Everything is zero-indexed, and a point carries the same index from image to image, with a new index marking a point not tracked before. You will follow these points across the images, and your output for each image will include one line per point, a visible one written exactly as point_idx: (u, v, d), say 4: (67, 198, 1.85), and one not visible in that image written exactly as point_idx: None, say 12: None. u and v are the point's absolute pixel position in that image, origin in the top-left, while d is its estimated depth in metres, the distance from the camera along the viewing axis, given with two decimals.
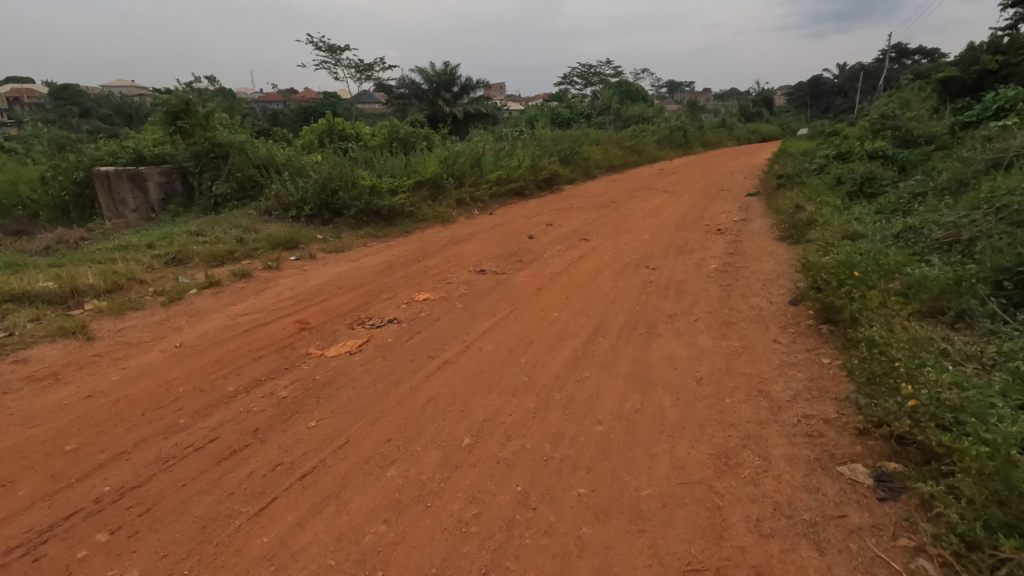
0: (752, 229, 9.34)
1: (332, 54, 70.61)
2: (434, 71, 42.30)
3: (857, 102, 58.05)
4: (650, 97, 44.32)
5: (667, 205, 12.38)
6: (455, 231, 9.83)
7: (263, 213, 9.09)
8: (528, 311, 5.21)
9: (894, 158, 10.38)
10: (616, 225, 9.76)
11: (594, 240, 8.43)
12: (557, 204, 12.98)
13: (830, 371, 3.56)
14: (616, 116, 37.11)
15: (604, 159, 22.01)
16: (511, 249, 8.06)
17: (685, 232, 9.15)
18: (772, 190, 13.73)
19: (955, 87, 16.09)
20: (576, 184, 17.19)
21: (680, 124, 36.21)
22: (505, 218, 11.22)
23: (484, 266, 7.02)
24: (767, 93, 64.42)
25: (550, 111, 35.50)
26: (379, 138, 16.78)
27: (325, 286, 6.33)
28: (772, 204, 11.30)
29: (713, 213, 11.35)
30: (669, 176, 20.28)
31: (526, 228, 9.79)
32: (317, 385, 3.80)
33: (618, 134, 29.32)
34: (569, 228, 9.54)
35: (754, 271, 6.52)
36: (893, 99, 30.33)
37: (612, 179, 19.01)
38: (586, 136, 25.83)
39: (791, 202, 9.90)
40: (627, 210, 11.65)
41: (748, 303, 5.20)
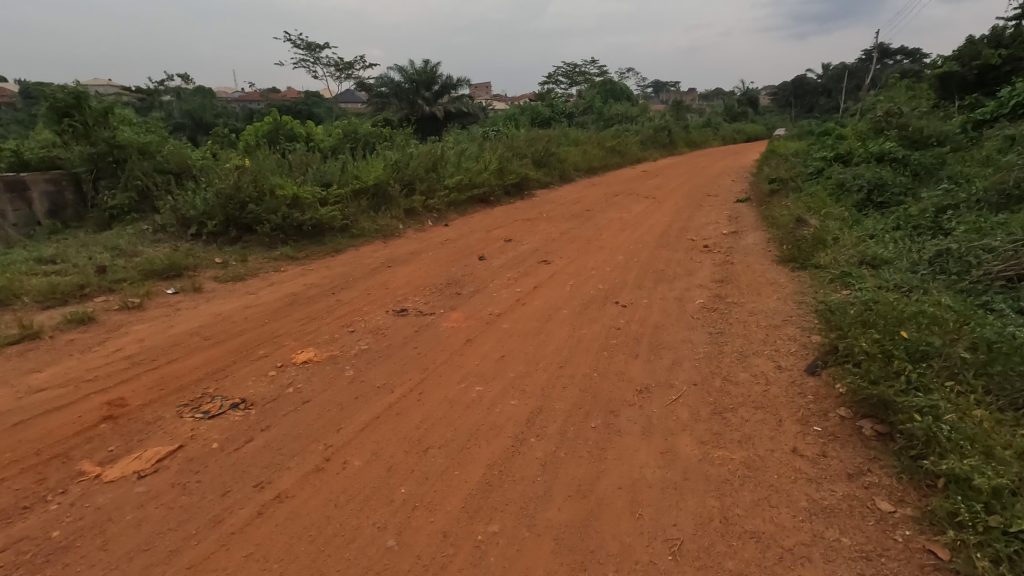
0: (746, 245, 7.94)
1: (310, 51, 68.35)
2: (412, 69, 40.72)
3: (842, 102, 57.25)
4: (633, 95, 42.90)
5: (648, 214, 10.97)
6: (397, 248, 8.31)
7: (157, 229, 7.51)
8: (441, 381, 3.71)
9: (904, 161, 9.06)
10: (585, 241, 8.31)
11: (555, 263, 6.97)
12: (524, 214, 11.52)
13: (900, 541, 2.14)
14: (598, 116, 35.71)
15: (583, 160, 20.53)
16: (452, 275, 6.56)
17: (667, 250, 7.72)
18: (763, 195, 12.37)
19: (955, 83, 14.79)
20: (550, 188, 15.74)
21: (663, 123, 34.83)
22: (460, 232, 9.71)
23: (410, 301, 5.52)
24: (752, 92, 63.68)
25: (530, 110, 33.96)
26: (332, 138, 15.15)
27: (190, 334, 4.79)
28: (766, 214, 9.92)
29: (699, 224, 9.94)
30: (651, 180, 18.88)
31: (480, 245, 8.30)
32: (39, 558, 2.28)
33: (599, 134, 27.87)
34: (529, 245, 8.06)
35: (753, 307, 5.08)
36: (882, 98, 29.16)
37: (590, 183, 17.56)
38: (565, 136, 24.33)
39: (790, 213, 8.54)
40: (601, 221, 10.21)
41: (750, 369, 3.74)
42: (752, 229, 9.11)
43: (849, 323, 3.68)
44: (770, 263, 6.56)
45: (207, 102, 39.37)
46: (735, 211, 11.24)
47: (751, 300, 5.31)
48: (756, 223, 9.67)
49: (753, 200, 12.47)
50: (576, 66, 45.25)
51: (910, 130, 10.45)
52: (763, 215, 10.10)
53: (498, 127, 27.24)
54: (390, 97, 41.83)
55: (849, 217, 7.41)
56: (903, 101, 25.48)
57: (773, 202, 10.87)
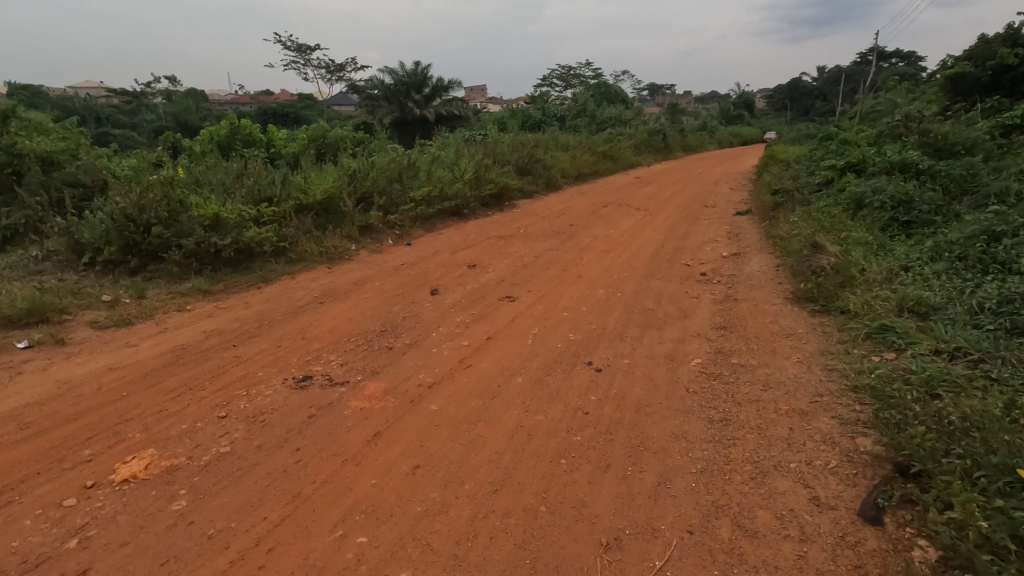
0: (751, 272, 6.75)
1: (301, 53, 67.06)
2: (403, 71, 39.66)
3: (839, 105, 56.29)
4: (627, 98, 41.78)
5: (638, 230, 9.78)
6: (339, 277, 7.07)
7: (44, 257, 6.26)
8: (309, 527, 2.48)
9: (931, 173, 7.90)
10: (562, 267, 7.10)
11: (521, 299, 5.75)
12: (500, 230, 10.30)
13: None
14: (591, 119, 34.61)
15: (572, 167, 19.35)
16: (392, 317, 5.33)
17: (657, 280, 6.52)
18: (766, 208, 11.18)
19: (968, 84, 13.59)
20: (534, 199, 14.55)
21: (657, 127, 33.67)
22: (421, 253, 8.48)
23: (323, 360, 4.29)
24: (748, 95, 62.71)
25: (520, 113, 32.81)
26: (298, 145, 13.91)
27: (7, 419, 3.55)
28: (771, 232, 8.72)
29: (696, 243, 8.75)
30: (644, 188, 17.66)
31: (436, 273, 7.07)
32: None
33: (591, 138, 26.72)
34: (495, 273, 6.83)
35: (765, 373, 3.86)
36: (883, 102, 28.03)
37: (579, 192, 16.36)
38: (554, 140, 23.17)
39: (803, 232, 7.36)
40: (583, 239, 8.99)
41: (773, 501, 2.51)
42: (756, 251, 7.92)
43: (933, 445, 2.49)
44: (784, 301, 5.36)
45: (191, 104, 38.13)
46: (736, 227, 10.05)
47: (762, 359, 4.09)
48: (760, 242, 8.46)
49: (754, 213, 11.29)
50: (570, 69, 44.03)
51: (931, 136, 9.27)
52: (768, 232, 8.92)
53: (485, 131, 26.10)
54: (381, 100, 40.65)
55: (874, 241, 6.24)
56: (907, 104, 24.34)
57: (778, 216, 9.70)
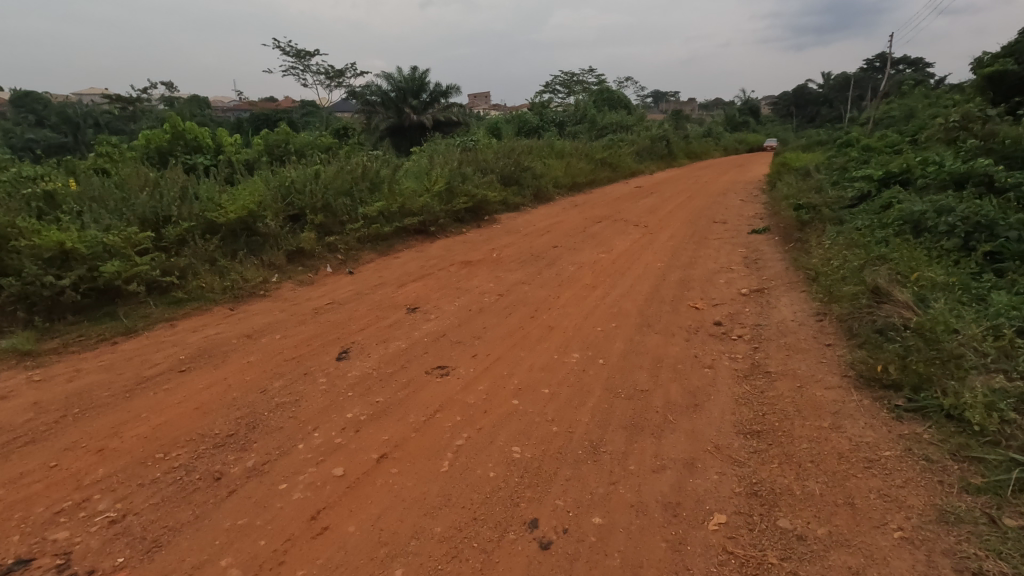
0: (785, 321, 5.03)
1: (298, 58, 65.81)
2: (401, 77, 38.10)
3: (848, 111, 54.51)
4: (630, 104, 40.20)
5: (635, 255, 8.06)
6: (236, 325, 5.38)
7: None
8: None
9: (1010, 189, 6.18)
10: (529, 312, 5.39)
11: (457, 371, 4.03)
12: (468, 253, 8.62)
13: None
14: (591, 126, 33.03)
15: (566, 176, 17.62)
16: (258, 407, 3.61)
17: (654, 335, 4.79)
18: (789, 227, 9.45)
19: (1009, 85, 11.72)
20: (519, 213, 12.88)
21: (660, 133, 31.94)
22: (360, 286, 6.79)
23: (89, 508, 2.59)
24: (753, 102, 61.14)
25: (516, 119, 31.16)
26: (253, 153, 12.27)
27: None
28: (802, 262, 6.98)
29: (705, 275, 7.02)
30: (644, 200, 15.93)
31: (364, 319, 5.37)
32: None
33: (590, 145, 25.04)
34: (437, 322, 5.11)
35: (846, 567, 2.14)
36: (900, 107, 26.23)
37: (571, 205, 14.64)
38: (549, 147, 21.48)
39: (851, 268, 5.66)
40: (565, 268, 7.27)
41: None
42: (784, 288, 6.21)
43: None
44: (845, 380, 3.65)
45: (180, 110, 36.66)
46: (755, 252, 8.33)
47: (835, 523, 2.37)
48: (788, 275, 6.73)
49: (774, 234, 9.57)
50: (574, 75, 42.41)
51: (998, 139, 7.51)
52: (796, 260, 7.20)
53: (477, 137, 24.46)
54: (376, 106, 39.11)
55: (959, 285, 4.51)
56: (928, 110, 22.57)
57: (809, 238, 7.96)
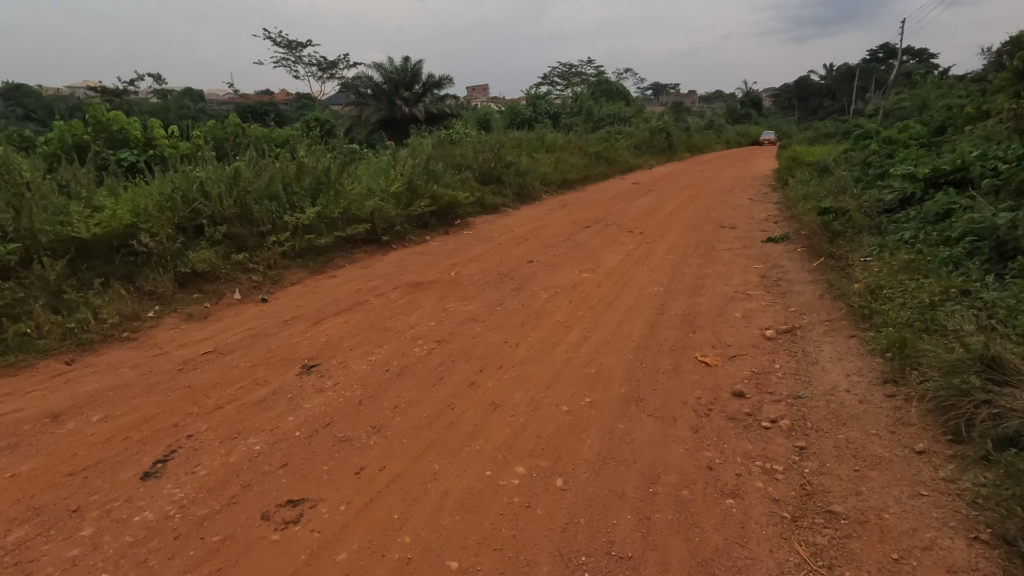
0: (837, 395, 3.46)
1: (289, 50, 63.85)
2: (392, 67, 36.39)
3: (854, 102, 52.74)
4: (629, 95, 38.54)
5: (627, 274, 6.49)
6: (57, 391, 3.83)
7: None
8: None
9: None
10: (471, 373, 3.82)
11: (321, 508, 2.47)
12: (422, 271, 7.05)
13: None
14: (588, 117, 31.41)
15: (555, 172, 16.03)
16: None
17: (644, 420, 3.24)
18: (813, 236, 7.84)
19: None
20: (498, 216, 11.30)
21: (660, 125, 30.24)
22: (264, 321, 5.23)
23: None
24: (755, 93, 59.45)
25: (508, 111, 29.46)
26: (191, 147, 10.63)
27: None
28: (842, 289, 5.41)
29: (715, 305, 5.44)
30: (641, 199, 14.32)
31: (236, 384, 3.80)
32: None
33: (585, 138, 23.37)
34: (332, 394, 3.54)
35: None
36: (912, 97, 24.66)
37: (559, 206, 13.02)
38: (539, 140, 19.80)
39: (922, 310, 4.09)
40: (535, 296, 5.69)
41: None
42: (824, 328, 4.62)
43: None
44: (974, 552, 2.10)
45: (160, 102, 34.92)
46: (775, 270, 6.74)
47: None
48: (826, 307, 5.15)
49: (796, 245, 7.96)
50: (571, 67, 40.60)
51: None
52: (833, 285, 5.62)
53: (465, 130, 22.80)
54: (366, 98, 37.41)
55: None
56: (946, 100, 20.95)
57: (846, 255, 6.37)
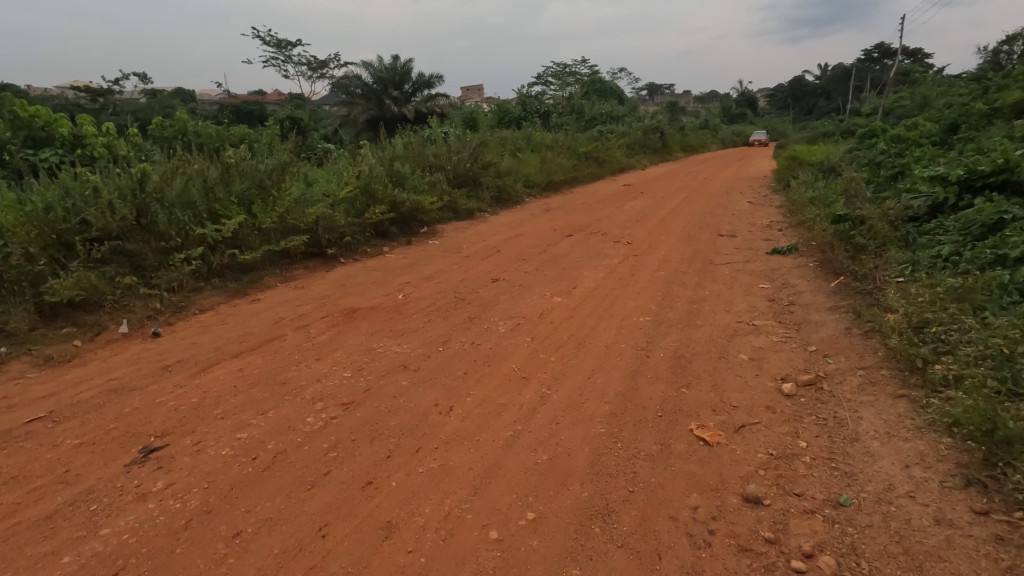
0: (898, 506, 2.36)
1: (278, 49, 62.52)
2: (381, 65, 35.20)
3: (850, 102, 51.97)
4: (623, 94, 37.55)
5: (607, 298, 5.37)
6: None
7: None
8: None
9: None
10: (372, 463, 2.70)
11: None
12: (366, 293, 5.92)
13: None
14: (579, 116, 30.40)
15: (541, 174, 14.94)
16: None
17: (609, 558, 2.13)
18: (827, 248, 6.76)
19: None
20: (472, 223, 10.20)
21: (654, 124, 29.22)
22: (139, 367, 4.09)
23: None
24: (749, 93, 58.61)
25: (497, 109, 28.34)
26: (126, 146, 9.41)
27: None
28: (874, 323, 4.32)
29: (714, 343, 4.33)
30: (632, 203, 13.25)
31: (33, 482, 2.66)
32: None
33: (575, 137, 22.28)
34: (157, 505, 2.41)
35: None
36: (914, 96, 23.78)
37: (541, 211, 11.90)
38: (526, 140, 18.68)
39: (1001, 365, 2.99)
40: (490, 331, 4.57)
41: None
42: (859, 382, 3.52)
43: None
44: None
45: (139, 101, 33.70)
46: (785, 293, 5.64)
47: None
48: (856, 347, 4.06)
49: (807, 258, 6.87)
50: (563, 65, 39.54)
51: None
52: (860, 316, 4.54)
53: (450, 130, 21.69)
54: (353, 96, 36.25)
55: None
56: (950, 98, 20.04)
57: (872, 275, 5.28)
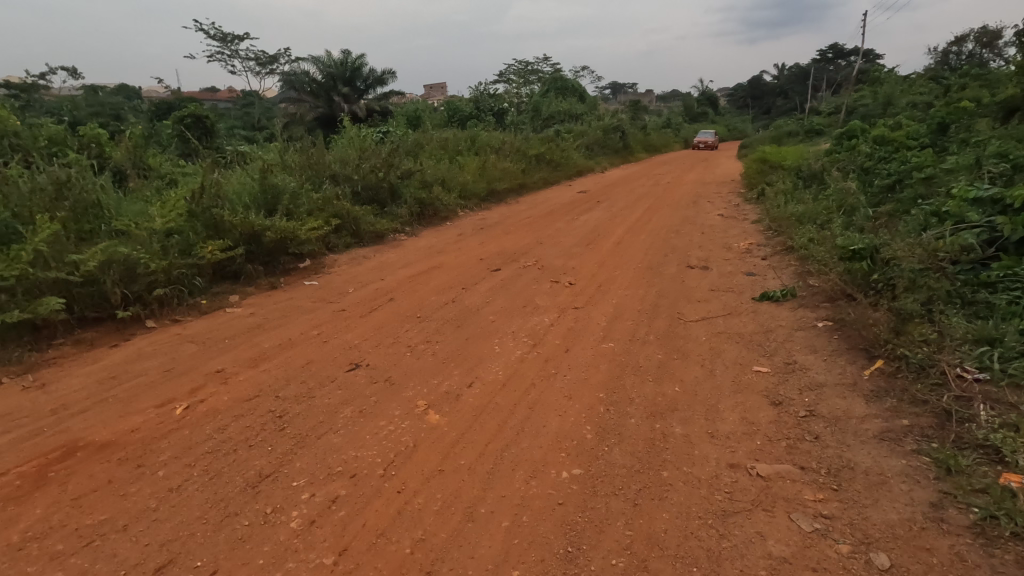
0: None
1: (222, 43, 58.46)
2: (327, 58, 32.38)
3: (808, 100, 51.65)
4: (583, 91, 35.83)
5: (520, 415, 3.25)
6: None
7: None
8: None
9: None
10: None
11: None
12: (132, 400, 3.66)
13: None
14: (536, 115, 28.46)
15: (481, 181, 12.83)
16: None
17: None
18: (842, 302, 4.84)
19: None
20: (378, 250, 7.99)
21: (615, 123, 27.47)
22: None
23: None
24: (709, 91, 57.93)
25: (445, 107, 26.02)
26: None
27: None
28: (988, 498, 2.33)
29: (696, 547, 2.25)
30: (585, 216, 11.27)
31: None
32: None
33: (527, 137, 20.19)
34: None
35: None
36: (878, 94, 22.69)
37: (474, 229, 9.72)
38: (468, 141, 16.44)
39: None
40: (273, 522, 2.39)
41: None
42: None
43: None
44: None
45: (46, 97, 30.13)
46: (798, 386, 3.64)
47: None
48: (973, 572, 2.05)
49: (812, 311, 4.92)
50: (522, 62, 37.62)
51: None
52: (952, 469, 2.54)
53: (386, 131, 19.30)
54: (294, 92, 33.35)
55: None
56: (916, 97, 18.95)
57: (937, 364, 3.32)
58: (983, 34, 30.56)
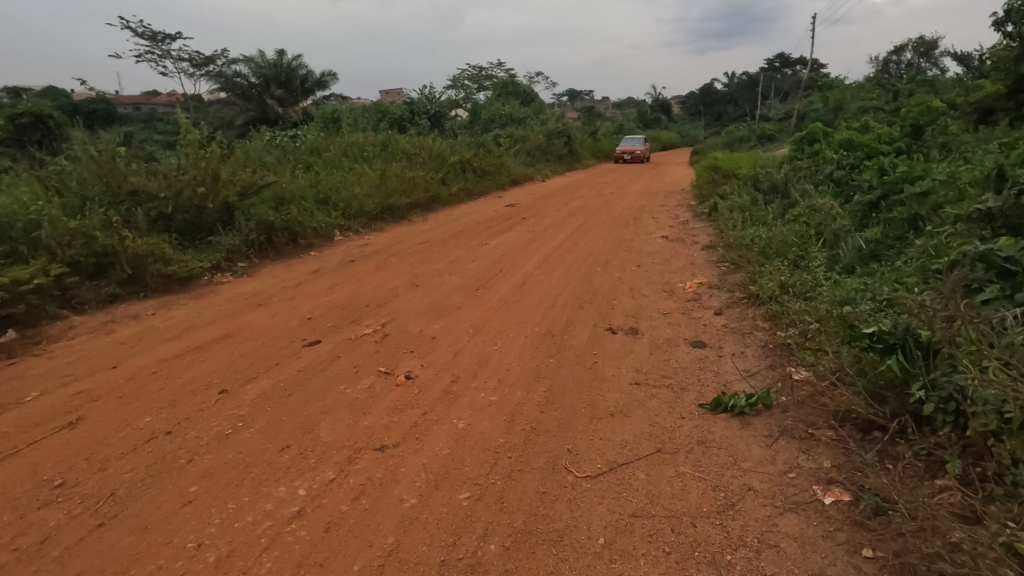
0: None
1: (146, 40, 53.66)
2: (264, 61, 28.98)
3: (758, 107, 51.40)
4: (530, 95, 33.86)
5: None
6: None
7: None
8: None
9: None
10: None
11: None
12: None
13: None
14: (476, 120, 26.20)
15: (376, 195, 10.35)
16: None
17: None
18: (864, 446, 2.64)
19: None
20: (162, 304, 5.40)
21: (561, 127, 25.44)
22: None
23: None
24: (659, 97, 57.13)
25: (374, 109, 23.37)
26: None
27: None
28: None
29: None
30: (498, 239, 8.95)
31: None
32: None
33: (455, 142, 17.76)
34: None
35: None
36: (829, 98, 21.45)
37: (338, 263, 7.22)
38: (377, 144, 13.85)
39: None
40: None
41: None
42: None
43: None
44: None
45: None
46: None
47: None
48: None
49: (807, 454, 2.71)
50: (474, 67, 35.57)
51: None
52: None
53: (293, 135, 16.54)
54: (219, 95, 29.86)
55: None
56: (868, 102, 17.65)
57: None
58: (920, 44, 30.23)
